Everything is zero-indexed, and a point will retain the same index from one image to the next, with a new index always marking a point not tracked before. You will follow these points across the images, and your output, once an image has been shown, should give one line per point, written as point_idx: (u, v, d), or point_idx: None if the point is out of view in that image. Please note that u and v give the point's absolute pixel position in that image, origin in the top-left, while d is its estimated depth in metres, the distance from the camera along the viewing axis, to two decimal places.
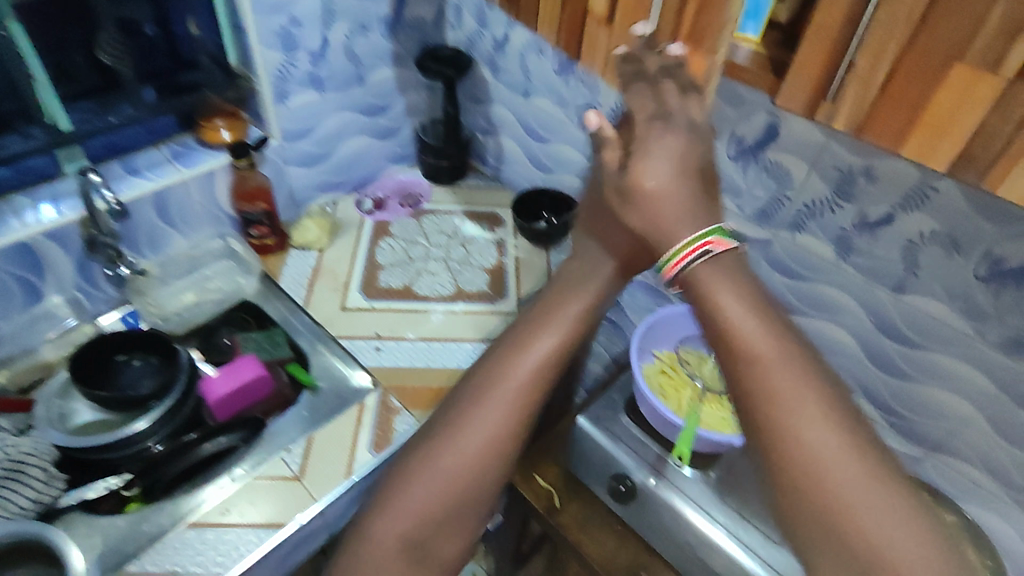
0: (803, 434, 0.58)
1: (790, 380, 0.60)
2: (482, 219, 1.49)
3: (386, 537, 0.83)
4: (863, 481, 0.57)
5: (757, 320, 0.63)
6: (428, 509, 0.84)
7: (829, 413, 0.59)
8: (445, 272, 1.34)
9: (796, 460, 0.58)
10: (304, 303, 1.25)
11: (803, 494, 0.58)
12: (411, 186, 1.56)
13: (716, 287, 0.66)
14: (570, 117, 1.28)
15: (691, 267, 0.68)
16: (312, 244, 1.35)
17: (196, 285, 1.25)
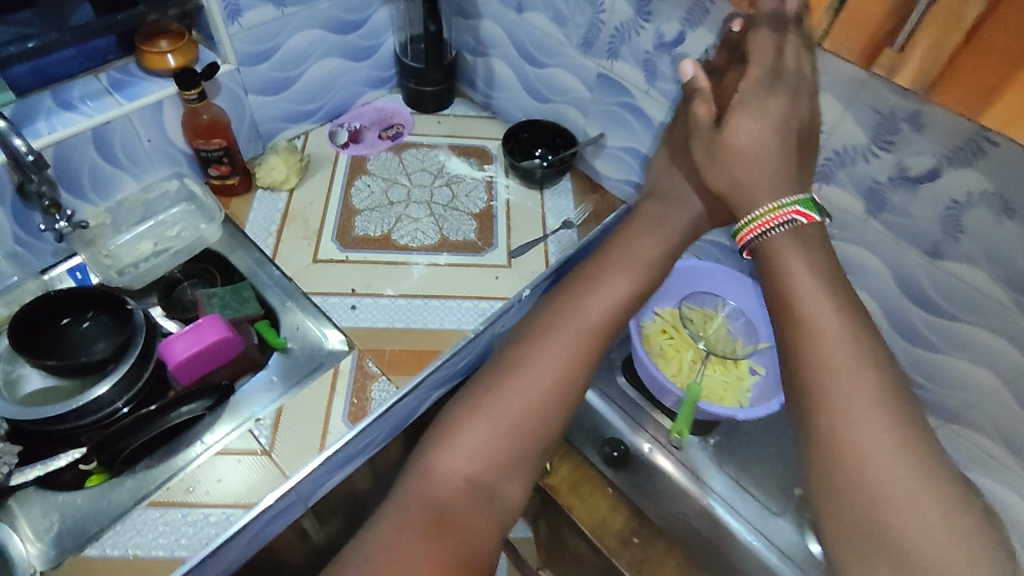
0: (860, 419, 0.63)
1: (842, 352, 0.66)
2: (469, 155, 1.34)
3: (471, 462, 0.77)
4: (916, 471, 0.60)
5: (830, 300, 0.70)
6: (510, 438, 0.79)
7: (883, 398, 0.64)
8: (428, 217, 1.22)
9: (829, 422, 0.64)
10: (273, 253, 1.14)
11: (870, 465, 0.61)
12: (391, 115, 1.40)
13: (787, 254, 0.75)
14: (571, 36, 1.15)
15: (770, 236, 0.77)
16: (280, 185, 1.22)
17: (154, 233, 1.14)
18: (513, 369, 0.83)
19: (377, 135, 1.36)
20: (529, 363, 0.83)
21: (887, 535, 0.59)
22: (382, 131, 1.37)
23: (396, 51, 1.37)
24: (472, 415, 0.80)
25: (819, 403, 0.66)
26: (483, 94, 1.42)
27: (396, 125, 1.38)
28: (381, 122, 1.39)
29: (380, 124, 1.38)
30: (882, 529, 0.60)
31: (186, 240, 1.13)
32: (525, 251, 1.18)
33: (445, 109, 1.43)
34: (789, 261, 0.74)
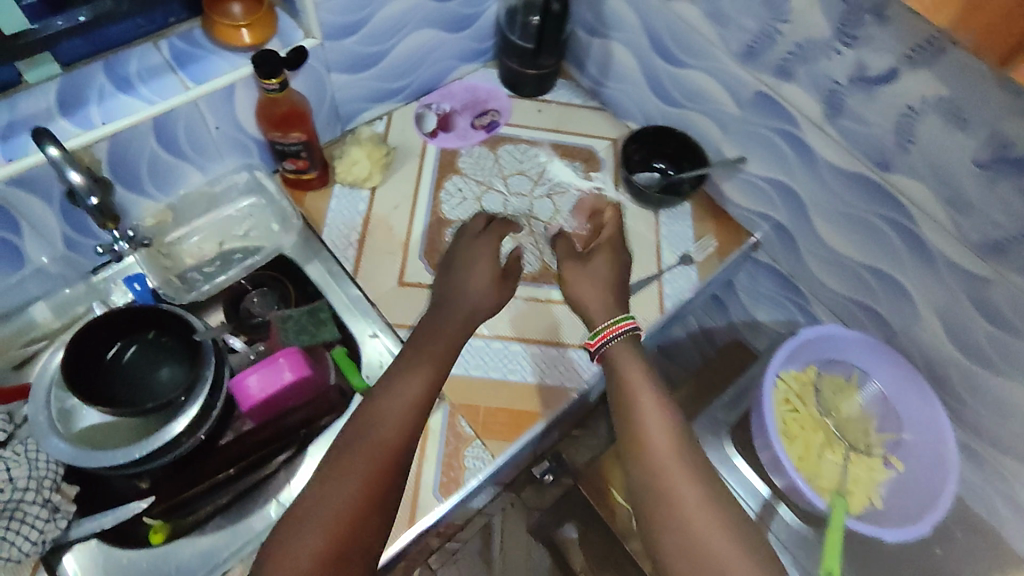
0: (669, 482, 0.67)
1: (667, 440, 0.70)
2: (574, 159, 1.16)
3: (356, 491, 0.67)
4: (728, 553, 0.63)
5: (656, 399, 0.74)
6: (389, 473, 0.69)
7: (706, 482, 0.67)
8: (528, 237, 1.06)
9: (668, 515, 0.66)
10: (353, 270, 1.00)
11: (676, 538, 0.65)
12: (486, 97, 1.21)
13: (627, 367, 0.78)
14: (726, 40, 0.92)
15: (608, 345, 0.80)
16: (362, 182, 1.06)
17: (220, 230, 1.01)
18: (381, 404, 0.74)
19: (470, 122, 1.18)
20: (391, 397, 0.74)
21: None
22: (475, 118, 1.18)
23: (500, 24, 1.14)
24: (360, 453, 0.69)
25: (648, 497, 0.68)
26: (594, 79, 1.21)
27: (492, 111, 1.19)
28: (474, 106, 1.20)
29: (474, 108, 1.20)
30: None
31: (264, 243, 1.01)
32: (637, 289, 1.03)
33: (548, 93, 1.22)
34: (629, 375, 0.76)
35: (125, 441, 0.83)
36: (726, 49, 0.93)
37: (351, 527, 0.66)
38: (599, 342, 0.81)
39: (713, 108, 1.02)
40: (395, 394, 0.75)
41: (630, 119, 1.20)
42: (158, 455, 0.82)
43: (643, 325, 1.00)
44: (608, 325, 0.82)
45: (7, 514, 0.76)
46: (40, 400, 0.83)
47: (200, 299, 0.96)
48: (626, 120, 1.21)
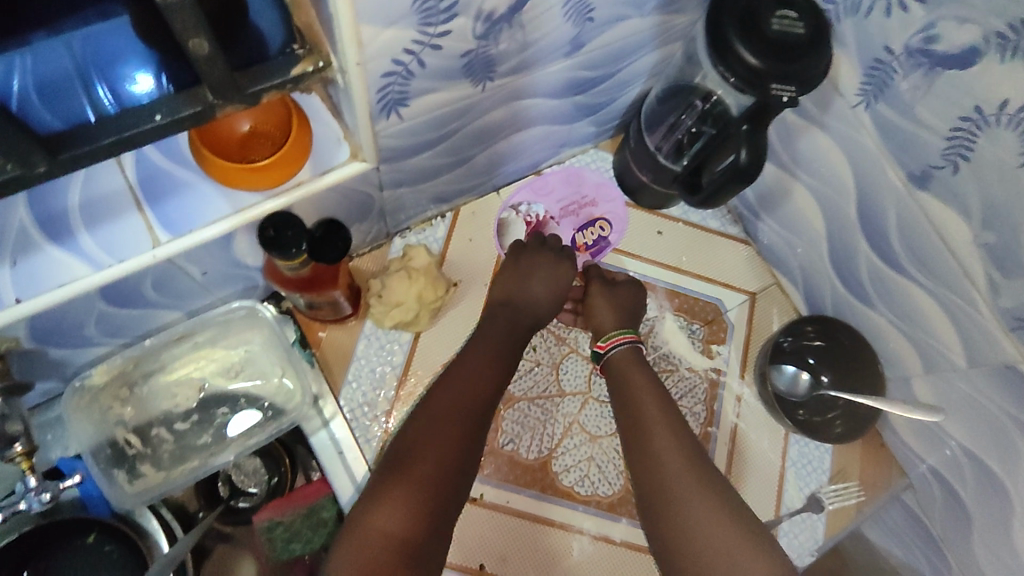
0: (665, 468, 0.63)
1: (666, 429, 0.66)
2: (693, 319, 0.85)
3: (420, 483, 0.58)
4: (742, 536, 0.57)
5: (654, 394, 0.69)
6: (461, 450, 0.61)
7: (699, 469, 0.62)
8: (614, 439, 0.78)
9: (660, 495, 0.62)
10: (374, 462, 0.74)
11: (693, 535, 0.58)
12: (594, 197, 0.87)
13: (629, 362, 0.73)
14: (995, 288, 0.60)
15: (610, 354, 0.74)
16: (405, 326, 0.77)
17: (203, 374, 0.73)
18: (444, 381, 0.66)
19: (571, 236, 0.86)
20: (464, 362, 0.68)
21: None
22: (578, 230, 0.86)
23: (642, 118, 0.80)
24: (421, 433, 0.61)
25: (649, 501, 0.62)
26: (747, 204, 0.87)
27: (601, 221, 0.87)
28: (578, 210, 0.86)
29: (575, 211, 0.86)
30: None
31: (263, 399, 0.74)
32: None
33: (677, 207, 0.88)
34: (625, 376, 0.71)
35: None
36: (988, 293, 0.61)
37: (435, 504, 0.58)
38: (604, 347, 0.74)
39: (920, 336, 0.71)
40: (462, 369, 0.67)
41: (780, 271, 0.88)
42: None
43: None
44: (609, 333, 0.75)
45: None
46: None
47: (166, 494, 0.70)
48: (774, 268, 0.89)
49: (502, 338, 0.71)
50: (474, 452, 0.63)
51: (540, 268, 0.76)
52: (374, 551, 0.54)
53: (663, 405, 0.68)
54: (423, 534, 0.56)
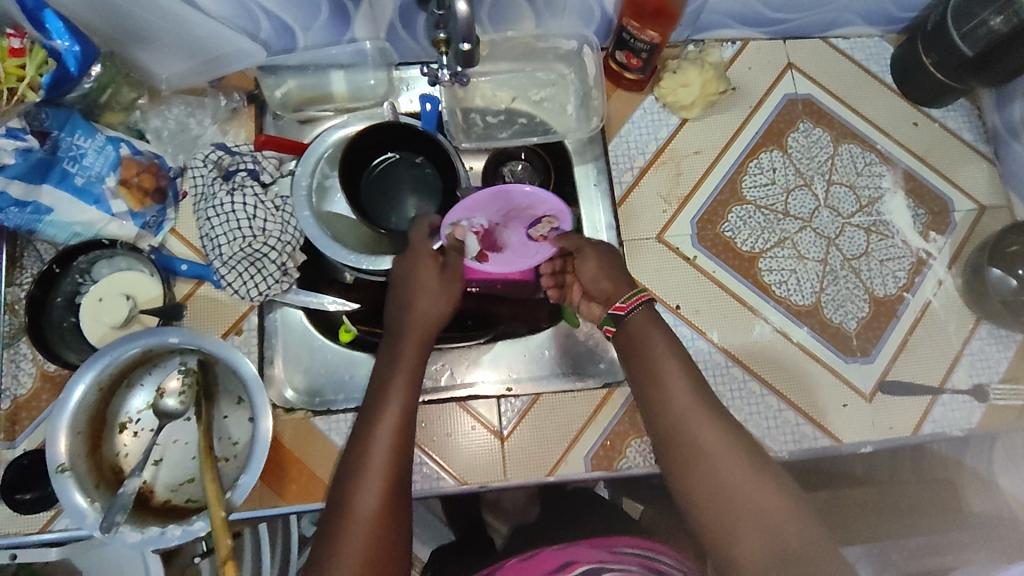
0: (712, 468, 0.56)
1: (689, 405, 0.60)
2: (921, 205, 0.92)
3: (372, 502, 0.57)
4: (781, 512, 0.54)
5: (673, 359, 0.63)
6: (398, 467, 0.59)
7: (730, 441, 0.58)
8: (818, 265, 0.89)
9: (697, 469, 0.57)
10: (620, 199, 0.89)
11: (732, 507, 0.55)
12: (527, 200, 0.75)
13: (641, 334, 0.66)
14: None
15: (629, 314, 0.67)
16: (678, 108, 0.91)
17: (519, 85, 0.90)
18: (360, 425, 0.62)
19: (525, 233, 0.78)
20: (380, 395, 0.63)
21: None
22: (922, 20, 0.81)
23: (949, 13, 0.84)
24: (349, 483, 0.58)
25: (677, 471, 0.58)
26: (1009, 125, 0.93)
27: (547, 217, 0.76)
28: (518, 214, 0.77)
29: (490, 205, 0.76)
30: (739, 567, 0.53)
31: (553, 125, 0.90)
32: (901, 393, 0.85)
33: (938, 109, 0.96)
34: (642, 353, 0.65)
35: (363, 250, 0.83)
36: None
37: (398, 470, 0.59)
38: (624, 307, 0.68)
39: None
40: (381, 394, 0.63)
41: (1018, 194, 0.93)
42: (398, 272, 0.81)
43: (885, 432, 0.84)
44: (623, 299, 0.69)
45: (247, 260, 0.78)
46: (308, 166, 0.82)
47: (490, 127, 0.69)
48: (1010, 191, 0.94)
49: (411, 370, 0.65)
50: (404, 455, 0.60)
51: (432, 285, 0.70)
52: (362, 534, 0.55)
53: (685, 373, 0.62)
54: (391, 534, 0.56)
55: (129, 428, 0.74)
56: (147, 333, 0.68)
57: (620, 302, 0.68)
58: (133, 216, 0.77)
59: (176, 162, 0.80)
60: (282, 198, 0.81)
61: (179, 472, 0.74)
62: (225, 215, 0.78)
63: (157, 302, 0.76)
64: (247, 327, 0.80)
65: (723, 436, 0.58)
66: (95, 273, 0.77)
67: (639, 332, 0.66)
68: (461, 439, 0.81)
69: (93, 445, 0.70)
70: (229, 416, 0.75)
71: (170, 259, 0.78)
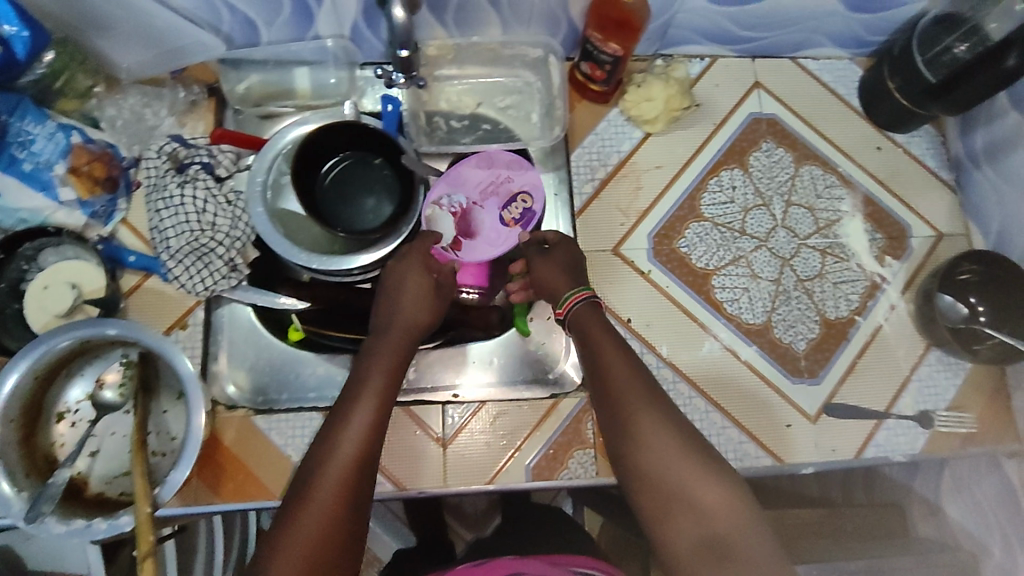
0: (663, 467, 0.60)
1: (647, 406, 0.63)
2: (879, 229, 0.93)
3: (334, 490, 0.59)
4: (716, 501, 0.59)
5: (625, 360, 0.67)
6: (365, 459, 0.61)
7: (676, 435, 0.62)
8: (772, 284, 0.89)
9: (649, 467, 0.60)
10: (578, 210, 0.89)
11: (679, 504, 0.59)
12: (509, 173, 0.85)
13: (602, 336, 0.69)
14: None
15: (572, 313, 0.71)
16: (642, 122, 0.91)
17: (484, 91, 0.90)
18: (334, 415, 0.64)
19: (499, 215, 0.84)
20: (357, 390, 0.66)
21: (702, 560, 0.57)
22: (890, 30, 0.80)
23: (913, 39, 0.85)
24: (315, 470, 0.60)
25: (624, 464, 0.62)
26: (971, 153, 0.93)
27: (521, 194, 0.85)
28: (495, 190, 0.85)
29: (477, 183, 0.85)
30: (670, 546, 0.59)
31: (516, 131, 0.90)
32: (845, 416, 0.85)
33: (903, 135, 0.96)
34: (606, 353, 0.67)
35: (317, 249, 0.83)
36: None
37: (364, 463, 0.61)
38: (564, 309, 0.72)
39: None
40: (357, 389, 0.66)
41: (977, 223, 0.93)
42: (348, 274, 0.80)
43: (828, 455, 0.84)
44: (563, 299, 0.72)
45: (195, 254, 0.78)
46: (264, 163, 0.82)
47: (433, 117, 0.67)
48: (969, 220, 0.94)
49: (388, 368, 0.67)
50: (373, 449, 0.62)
51: (419, 287, 0.73)
52: (321, 516, 0.57)
53: (634, 374, 0.66)
54: (348, 524, 0.58)
55: (67, 418, 0.74)
56: (84, 325, 0.68)
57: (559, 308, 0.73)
58: (81, 205, 0.76)
59: (130, 152, 0.80)
60: (236, 193, 0.81)
61: (114, 464, 0.73)
62: (175, 209, 0.77)
63: (101, 293, 0.76)
64: (193, 322, 0.80)
65: (678, 437, 0.62)
66: (41, 261, 0.76)
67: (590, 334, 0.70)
68: (403, 443, 0.80)
69: (26, 432, 0.69)
70: (168, 411, 0.75)
71: (118, 250, 0.78)
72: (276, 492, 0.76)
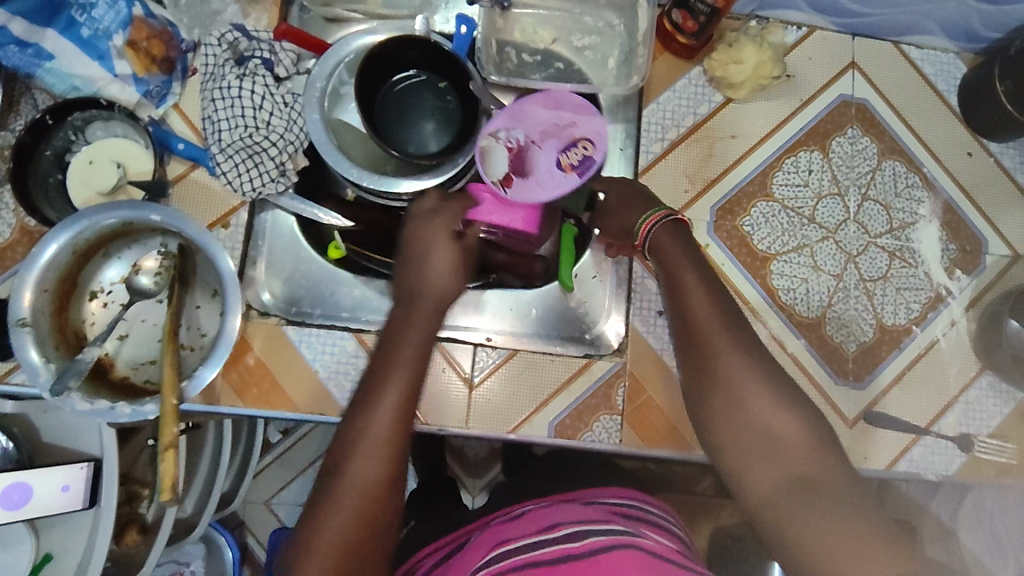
0: (755, 413, 0.57)
1: (735, 351, 0.59)
2: (954, 240, 0.87)
3: (372, 470, 0.54)
4: (803, 445, 0.55)
5: (707, 292, 0.62)
6: (398, 439, 0.56)
7: (760, 372, 0.58)
8: (833, 279, 0.85)
9: (739, 416, 0.57)
10: (643, 170, 0.84)
11: (775, 458, 0.55)
12: (574, 117, 0.75)
13: (671, 259, 0.65)
14: None
15: (651, 236, 0.67)
16: (724, 86, 0.85)
17: (563, 27, 0.85)
18: (360, 390, 0.59)
19: (556, 158, 0.74)
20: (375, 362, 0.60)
21: (786, 501, 0.54)
22: None
23: None
24: (343, 451, 0.55)
25: (703, 402, 0.59)
26: None
27: (583, 139, 0.74)
28: (556, 134, 0.75)
29: (537, 120, 0.76)
30: (752, 489, 0.56)
31: (591, 77, 0.85)
32: (883, 426, 0.82)
33: (998, 143, 0.90)
34: (673, 282, 0.63)
35: (369, 167, 0.79)
36: None
37: (394, 442, 0.56)
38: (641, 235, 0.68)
39: None
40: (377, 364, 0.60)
41: None
42: (398, 196, 0.77)
43: (859, 462, 0.82)
44: (639, 222, 0.69)
45: (247, 151, 0.74)
46: (327, 67, 0.78)
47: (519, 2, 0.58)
48: None
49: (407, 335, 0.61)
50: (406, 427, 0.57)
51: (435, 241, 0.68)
52: (371, 470, 0.54)
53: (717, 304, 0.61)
54: (385, 504, 0.54)
55: (99, 298, 0.72)
56: (126, 205, 0.66)
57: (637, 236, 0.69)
58: (136, 82, 0.73)
59: (190, 36, 0.76)
60: (293, 95, 0.78)
61: (142, 351, 0.72)
62: (231, 100, 0.74)
63: (147, 176, 0.74)
64: (235, 223, 0.76)
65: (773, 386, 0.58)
66: (89, 134, 0.74)
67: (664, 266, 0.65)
68: (431, 380, 0.78)
69: (59, 306, 0.68)
70: (201, 307, 0.73)
71: (167, 135, 0.75)
72: (300, 405, 0.74)
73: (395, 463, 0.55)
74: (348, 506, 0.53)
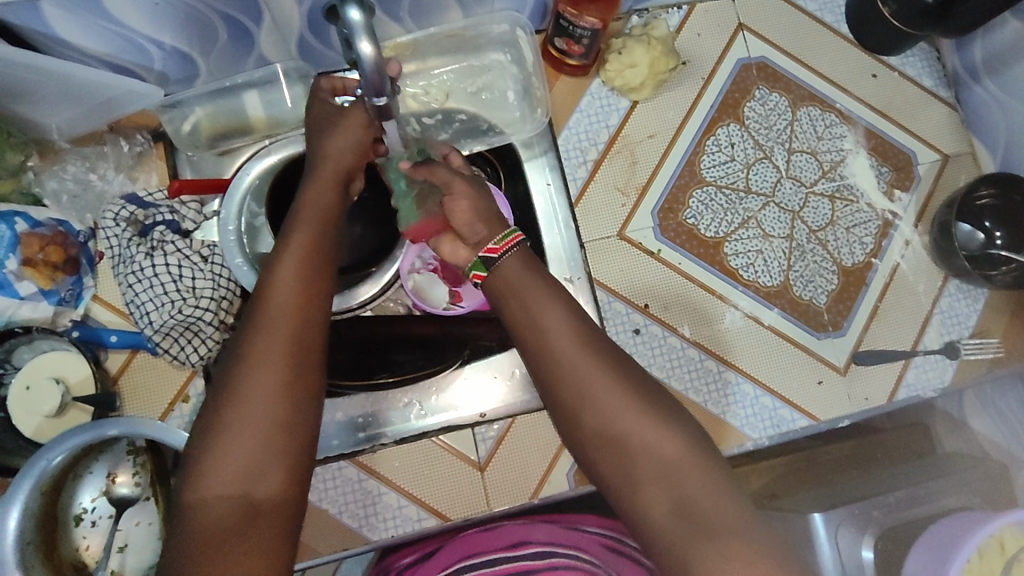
0: (621, 421, 0.53)
1: (588, 355, 0.55)
2: (884, 162, 0.89)
3: (261, 425, 0.50)
4: (684, 455, 0.52)
5: (561, 307, 0.58)
6: (291, 388, 0.52)
7: (630, 384, 0.54)
8: (785, 241, 0.86)
9: (602, 425, 0.53)
10: (576, 197, 0.84)
11: (635, 463, 0.52)
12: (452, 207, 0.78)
13: (518, 288, 0.59)
14: None
15: (502, 261, 0.61)
16: (627, 91, 0.84)
17: (451, 80, 0.83)
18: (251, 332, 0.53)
19: None
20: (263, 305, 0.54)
21: (672, 523, 0.50)
22: None
23: None
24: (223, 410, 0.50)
25: (568, 421, 0.55)
26: (968, 65, 0.88)
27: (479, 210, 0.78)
28: None
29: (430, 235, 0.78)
30: (643, 513, 0.51)
31: (496, 121, 0.83)
32: (874, 362, 0.84)
33: (896, 56, 0.91)
34: (523, 296, 0.58)
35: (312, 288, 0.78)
36: None
37: (288, 391, 0.51)
38: (496, 249, 0.61)
39: None
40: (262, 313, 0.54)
41: (981, 139, 0.90)
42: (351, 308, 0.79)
43: (862, 404, 0.84)
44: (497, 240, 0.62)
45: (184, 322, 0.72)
46: (233, 206, 0.74)
47: (377, 80, 0.46)
48: (973, 136, 0.91)
49: (296, 273, 0.56)
50: (292, 383, 0.52)
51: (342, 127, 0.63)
52: (257, 425, 0.50)
53: (571, 324, 0.56)
54: (275, 468, 0.50)
55: (86, 519, 0.70)
56: (80, 431, 0.63)
57: (493, 243, 0.62)
58: (46, 295, 0.69)
59: (84, 225, 0.73)
60: (209, 245, 0.74)
61: (146, 554, 0.70)
62: (147, 280, 0.71)
63: (91, 387, 0.70)
64: (194, 392, 0.74)
65: (638, 390, 0.54)
66: (17, 360, 0.70)
67: (514, 290, 0.59)
68: (443, 475, 0.78)
69: (48, 548, 0.66)
70: None
71: (97, 332, 0.72)
72: (321, 548, 0.75)
73: (289, 419, 0.51)
74: (247, 445, 0.49)
